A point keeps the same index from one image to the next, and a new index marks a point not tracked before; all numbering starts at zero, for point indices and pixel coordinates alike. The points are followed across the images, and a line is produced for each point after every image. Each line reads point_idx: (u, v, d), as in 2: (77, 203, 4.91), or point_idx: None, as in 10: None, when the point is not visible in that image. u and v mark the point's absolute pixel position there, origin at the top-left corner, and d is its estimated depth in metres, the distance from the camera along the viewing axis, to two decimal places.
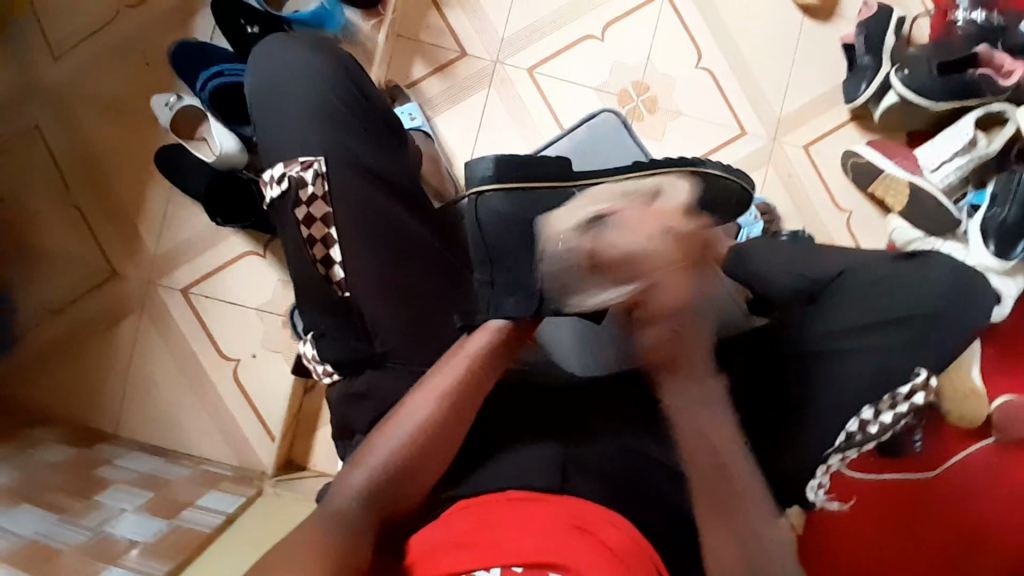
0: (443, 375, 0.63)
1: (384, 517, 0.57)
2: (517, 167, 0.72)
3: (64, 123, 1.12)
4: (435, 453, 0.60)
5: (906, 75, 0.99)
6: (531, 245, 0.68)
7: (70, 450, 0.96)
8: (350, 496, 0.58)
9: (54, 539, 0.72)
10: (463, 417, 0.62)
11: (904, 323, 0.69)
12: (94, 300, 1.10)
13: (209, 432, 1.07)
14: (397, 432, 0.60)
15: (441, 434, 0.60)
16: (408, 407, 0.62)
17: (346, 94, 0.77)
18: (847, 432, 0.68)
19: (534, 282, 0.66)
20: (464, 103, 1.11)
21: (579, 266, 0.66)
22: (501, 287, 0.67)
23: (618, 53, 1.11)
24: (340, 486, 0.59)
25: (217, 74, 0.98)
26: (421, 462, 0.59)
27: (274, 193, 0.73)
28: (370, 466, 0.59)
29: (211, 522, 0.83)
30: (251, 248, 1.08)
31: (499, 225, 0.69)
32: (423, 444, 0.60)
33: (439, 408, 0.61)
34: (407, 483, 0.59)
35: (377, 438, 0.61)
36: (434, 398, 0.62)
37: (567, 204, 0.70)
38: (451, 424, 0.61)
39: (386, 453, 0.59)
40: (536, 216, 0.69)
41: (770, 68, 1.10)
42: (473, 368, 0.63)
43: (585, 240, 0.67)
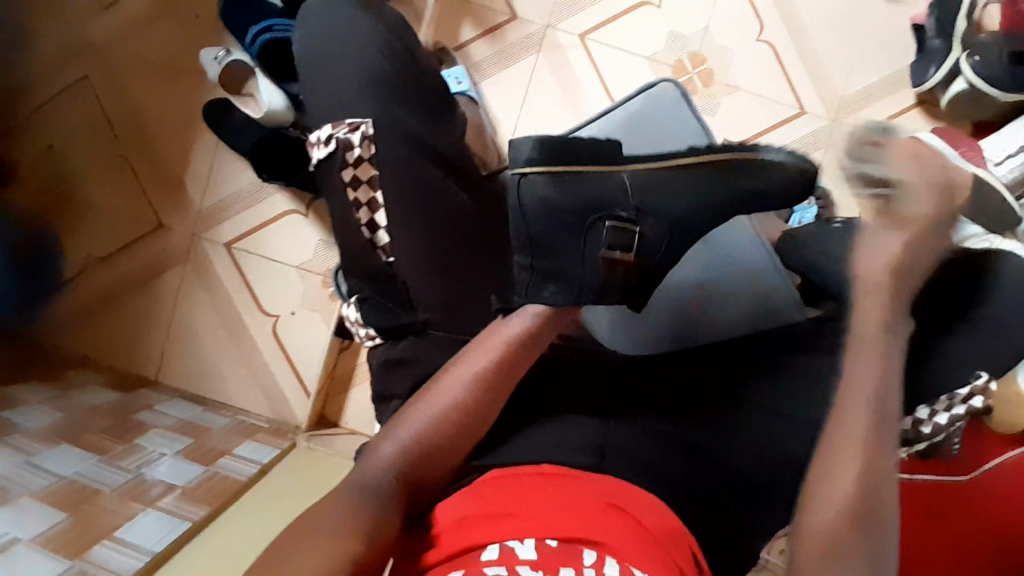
0: (480, 356, 0.63)
1: (415, 487, 0.58)
2: (557, 146, 0.69)
3: (114, 72, 1.13)
4: (466, 432, 0.60)
5: (976, 62, 0.94)
6: (576, 235, 0.68)
7: (114, 394, 0.99)
8: (381, 467, 0.58)
9: (97, 478, 0.75)
10: (492, 405, 0.61)
11: (963, 331, 0.68)
12: (140, 250, 1.12)
13: (246, 386, 1.09)
14: (433, 406, 0.60)
15: (470, 420, 0.60)
16: (444, 383, 0.62)
17: (396, 57, 0.76)
18: (901, 426, 0.72)
19: (576, 272, 0.67)
20: (513, 68, 1.09)
21: (619, 258, 0.67)
22: (542, 275, 0.68)
23: (675, 23, 1.07)
24: (371, 455, 0.59)
25: (267, 29, 0.99)
26: (453, 438, 0.60)
27: (322, 154, 0.72)
28: (402, 438, 0.59)
29: (248, 471, 0.86)
30: (293, 208, 1.09)
31: (544, 213, 0.67)
32: (456, 422, 0.60)
33: (475, 389, 0.61)
34: (438, 460, 0.59)
35: (413, 410, 0.61)
36: (468, 379, 0.61)
37: (613, 191, 0.68)
38: (487, 405, 0.61)
39: (418, 428, 0.60)
40: (582, 203, 0.68)
41: (834, 46, 1.05)
42: (511, 351, 0.63)
43: (624, 232, 0.68)
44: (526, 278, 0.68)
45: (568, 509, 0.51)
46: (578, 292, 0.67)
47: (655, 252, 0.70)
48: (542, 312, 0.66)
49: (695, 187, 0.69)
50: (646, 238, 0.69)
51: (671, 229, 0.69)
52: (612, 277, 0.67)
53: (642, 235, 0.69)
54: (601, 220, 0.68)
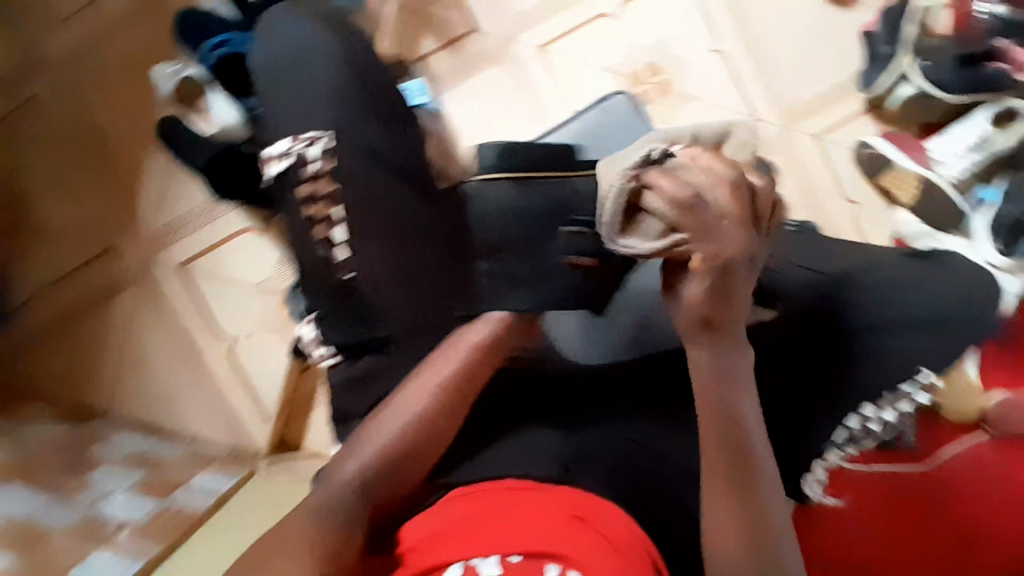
0: (439, 367, 0.61)
1: (380, 502, 0.56)
2: (521, 158, 0.74)
3: (61, 93, 1.09)
4: (431, 443, 0.58)
5: (927, 66, 0.99)
6: (540, 239, 0.69)
7: (63, 427, 0.94)
8: (344, 484, 0.57)
9: (47, 518, 0.71)
10: (454, 417, 0.60)
11: (919, 326, 0.70)
12: (89, 276, 1.07)
13: (203, 413, 1.05)
14: (392, 421, 0.59)
15: (431, 434, 0.58)
16: (404, 396, 0.60)
17: (358, 65, 0.73)
18: (848, 428, 0.67)
19: (539, 277, 0.68)
20: (472, 81, 1.08)
21: (580, 261, 0.68)
22: (507, 279, 0.69)
23: (632, 34, 1.08)
24: (335, 473, 0.58)
25: (223, 43, 0.95)
26: (418, 449, 0.58)
27: (277, 168, 0.70)
28: (366, 453, 0.58)
29: (205, 502, 0.82)
30: (249, 225, 1.06)
31: (506, 217, 0.71)
32: (421, 432, 0.58)
33: (435, 401, 0.59)
34: (399, 479, 0.57)
35: (373, 426, 0.59)
36: (432, 388, 0.60)
37: (573, 196, 0.70)
38: (448, 417, 0.59)
39: (382, 441, 0.58)
40: (545, 208, 0.70)
41: (787, 55, 1.08)
42: (472, 360, 0.62)
43: (584, 236, 0.68)
44: (492, 285, 0.69)
45: (532, 518, 0.50)
46: (541, 299, 0.67)
47: (616, 255, 0.70)
48: (505, 319, 0.65)
49: None
50: (608, 242, 0.68)
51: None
52: (571, 282, 0.68)
53: (605, 239, 0.68)
54: (562, 224, 0.69)
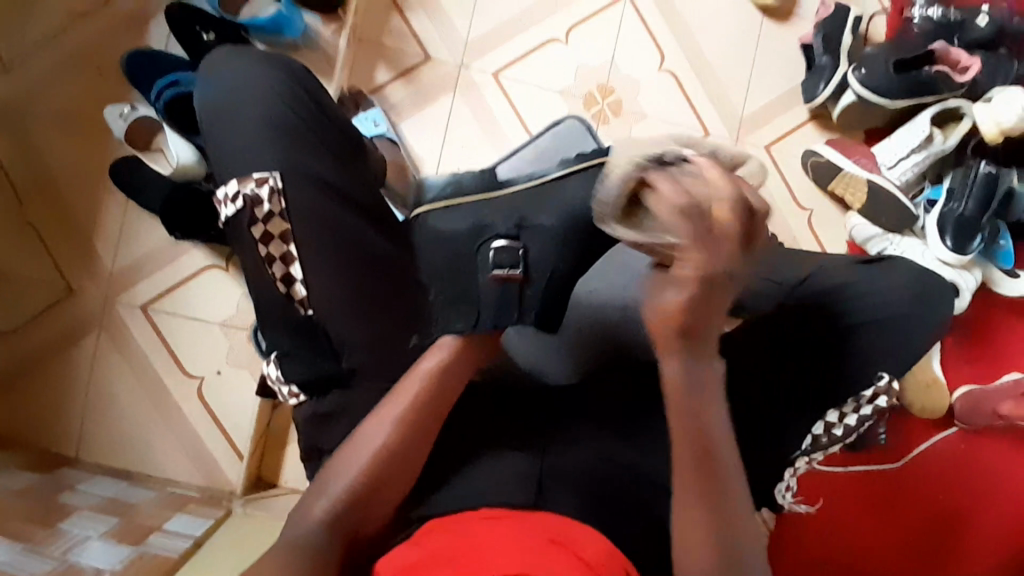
0: (399, 399, 0.62)
1: (348, 541, 0.56)
2: (454, 191, 0.76)
3: (13, 135, 1.08)
4: (398, 476, 0.59)
5: (863, 75, 1.01)
6: (467, 261, 0.69)
7: (31, 477, 0.92)
8: (310, 525, 0.56)
9: (22, 566, 0.70)
10: (414, 448, 0.60)
11: (866, 329, 0.71)
12: (51, 321, 1.06)
13: (175, 453, 1.04)
14: (359, 453, 0.59)
15: (395, 463, 0.59)
16: (367, 429, 0.61)
17: (302, 107, 0.74)
18: (813, 435, 0.69)
19: (471, 296, 0.68)
20: (429, 109, 1.10)
21: (509, 274, 0.67)
22: (444, 303, 0.69)
23: (583, 56, 1.11)
24: (300, 517, 0.57)
25: (171, 84, 0.95)
26: (385, 483, 0.59)
27: (231, 211, 0.70)
28: (331, 493, 0.58)
29: (181, 546, 0.81)
30: (213, 262, 1.06)
31: (434, 246, 0.72)
32: (383, 466, 0.59)
33: (395, 432, 0.60)
34: (368, 510, 0.58)
35: (340, 458, 0.60)
36: (389, 422, 0.60)
37: (494, 213, 0.71)
38: (411, 447, 0.60)
39: (345, 480, 0.58)
40: (470, 228, 0.71)
41: (732, 69, 1.11)
42: (428, 391, 0.62)
43: (511, 249, 0.68)
44: (436, 311, 0.69)
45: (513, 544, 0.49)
46: (477, 315, 0.67)
47: (545, 269, 0.70)
48: (453, 343, 0.66)
49: (582, 189, 0.70)
50: (534, 252, 0.69)
51: (556, 238, 0.70)
52: (505, 296, 0.68)
53: (529, 250, 0.69)
54: (488, 243, 0.69)
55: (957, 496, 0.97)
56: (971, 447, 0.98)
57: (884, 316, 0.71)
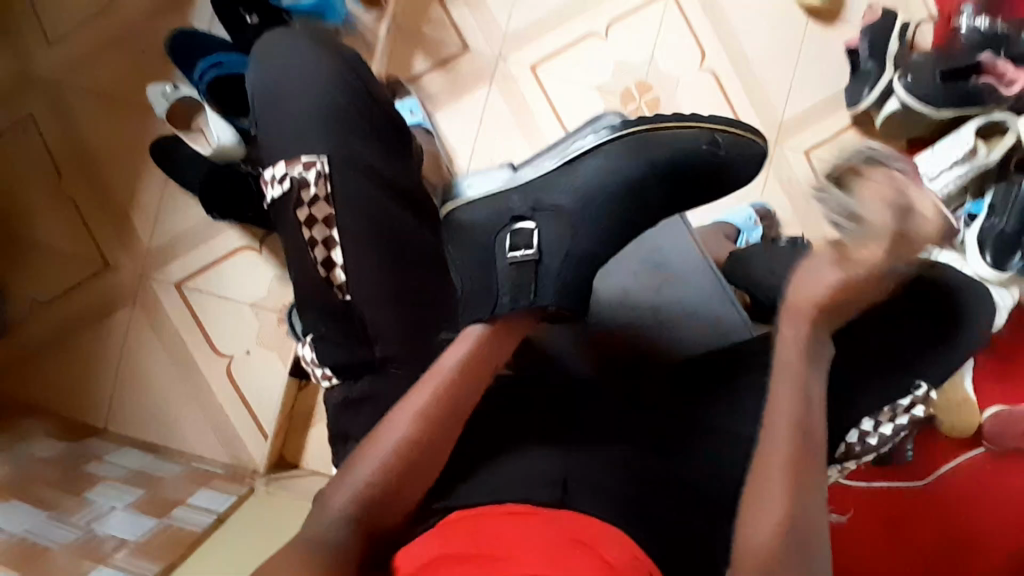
0: (421, 391, 0.61)
1: (369, 534, 0.55)
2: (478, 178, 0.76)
3: (54, 110, 1.09)
4: (419, 469, 0.59)
5: (909, 83, 0.99)
6: (484, 245, 0.69)
7: (59, 445, 0.94)
8: (334, 516, 0.56)
9: (46, 535, 0.72)
10: (438, 439, 0.60)
11: (914, 341, 0.71)
12: (86, 293, 1.08)
13: (200, 429, 1.06)
14: (379, 449, 0.59)
15: (413, 461, 0.58)
16: (389, 420, 0.60)
17: (350, 94, 0.74)
18: (846, 442, 0.68)
19: (491, 283, 0.66)
20: (465, 100, 1.10)
21: (523, 258, 0.67)
22: (468, 293, 0.67)
23: (621, 52, 1.10)
24: (325, 507, 0.57)
25: (215, 65, 0.95)
26: (407, 474, 0.58)
27: (276, 193, 0.70)
28: (354, 484, 0.57)
29: (204, 520, 0.82)
30: (246, 243, 1.07)
31: (461, 233, 0.71)
32: (403, 462, 0.58)
33: (416, 425, 0.59)
34: (392, 501, 0.57)
35: (362, 453, 0.60)
36: (410, 416, 0.60)
37: (512, 197, 0.72)
38: (433, 440, 0.59)
39: (368, 470, 0.58)
40: (492, 212, 0.71)
41: (774, 71, 1.10)
42: (452, 381, 0.62)
43: (525, 233, 0.69)
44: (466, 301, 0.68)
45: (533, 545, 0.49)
46: (495, 298, 0.65)
47: (557, 251, 0.68)
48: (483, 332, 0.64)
49: (597, 171, 0.72)
50: (546, 232, 0.70)
51: (571, 218, 0.71)
52: (523, 278, 0.66)
53: (542, 229, 0.70)
54: (506, 228, 0.70)
55: (978, 519, 0.95)
56: (999, 472, 0.95)
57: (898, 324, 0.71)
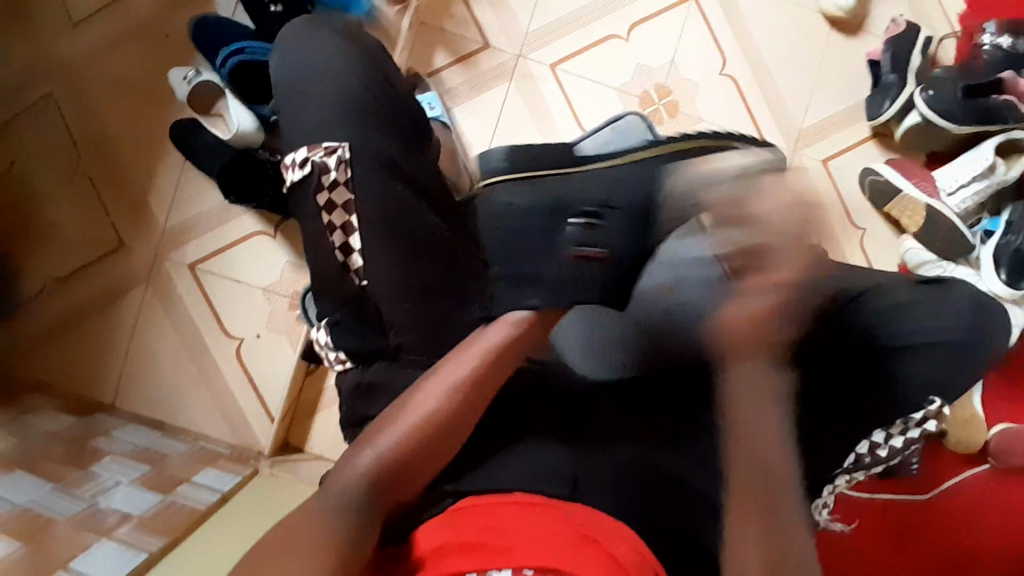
0: (457, 367, 0.62)
1: (387, 497, 0.58)
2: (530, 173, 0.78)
3: (78, 90, 1.11)
4: (439, 449, 0.60)
5: (930, 96, 0.99)
6: (543, 236, 0.69)
7: (68, 420, 0.95)
8: (355, 478, 0.57)
9: (50, 507, 0.72)
10: (466, 419, 0.61)
11: (932, 348, 0.69)
12: (103, 271, 1.09)
13: (209, 410, 1.07)
14: (404, 424, 0.59)
15: (438, 439, 0.60)
16: (420, 395, 0.61)
17: (376, 83, 0.75)
18: (856, 453, 0.67)
19: (549, 273, 0.66)
20: (484, 95, 1.10)
21: (590, 253, 0.66)
22: (519, 279, 0.67)
23: (642, 54, 1.10)
24: (342, 475, 0.58)
25: (237, 51, 0.96)
26: (432, 447, 0.59)
27: (297, 177, 0.71)
28: (378, 449, 0.58)
29: (208, 499, 0.83)
30: (262, 229, 1.08)
31: (513, 217, 0.72)
32: (426, 439, 0.59)
33: (448, 402, 0.60)
34: (408, 477, 0.59)
35: (384, 425, 0.60)
36: (442, 391, 0.61)
37: (575, 194, 0.72)
38: (462, 419, 0.61)
39: (390, 443, 0.59)
40: (550, 206, 0.71)
41: (794, 80, 1.10)
42: (489, 362, 0.62)
43: (592, 228, 0.68)
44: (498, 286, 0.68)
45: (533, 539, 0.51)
46: (556, 290, 0.65)
47: (623, 251, 0.68)
48: (522, 318, 0.65)
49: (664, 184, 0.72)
50: (614, 232, 0.68)
51: (636, 221, 0.70)
52: (587, 273, 0.66)
53: (610, 229, 0.68)
54: (568, 219, 0.69)
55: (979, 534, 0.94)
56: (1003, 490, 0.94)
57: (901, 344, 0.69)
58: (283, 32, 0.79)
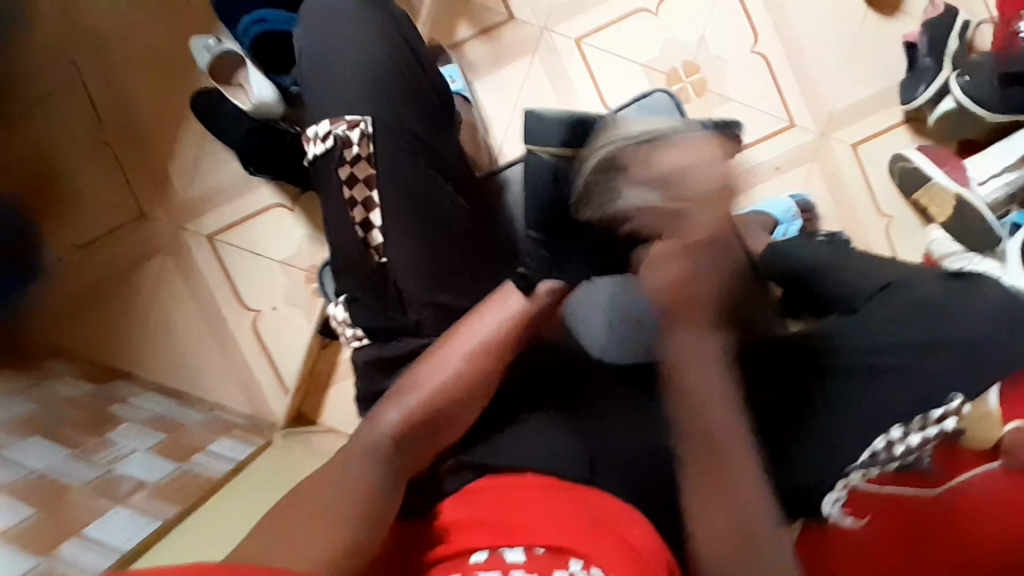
0: (480, 329, 0.65)
1: (411, 454, 0.59)
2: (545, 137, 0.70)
3: (95, 54, 1.10)
4: (459, 410, 0.62)
5: (966, 82, 0.95)
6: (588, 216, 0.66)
7: (85, 386, 0.96)
8: (382, 432, 0.59)
9: (67, 472, 0.73)
10: (488, 381, 0.64)
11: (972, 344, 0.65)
12: (120, 240, 1.09)
13: (224, 380, 1.07)
14: (428, 383, 0.62)
15: (460, 398, 0.62)
16: (443, 353, 0.64)
17: (403, 57, 0.73)
18: (873, 449, 0.64)
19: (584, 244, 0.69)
20: (506, 69, 1.08)
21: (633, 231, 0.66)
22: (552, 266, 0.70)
23: (670, 30, 1.07)
24: (368, 429, 0.60)
25: (258, 20, 0.95)
26: (455, 406, 0.62)
27: (319, 150, 0.70)
28: (403, 406, 0.61)
29: (222, 469, 0.84)
30: (280, 202, 1.07)
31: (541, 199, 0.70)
32: (448, 397, 0.62)
33: (472, 362, 0.63)
34: (429, 436, 0.61)
35: (408, 384, 0.62)
36: (464, 353, 0.64)
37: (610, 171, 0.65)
38: (482, 379, 0.63)
39: (413, 401, 0.61)
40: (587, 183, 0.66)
41: (827, 61, 1.06)
42: (512, 325, 0.66)
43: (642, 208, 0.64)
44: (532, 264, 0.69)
45: (545, 519, 0.53)
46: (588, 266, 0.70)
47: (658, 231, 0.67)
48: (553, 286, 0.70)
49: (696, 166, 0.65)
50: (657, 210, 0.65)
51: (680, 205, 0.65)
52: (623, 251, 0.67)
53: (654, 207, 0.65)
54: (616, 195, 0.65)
55: None
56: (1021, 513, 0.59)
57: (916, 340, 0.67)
58: (306, 3, 0.77)
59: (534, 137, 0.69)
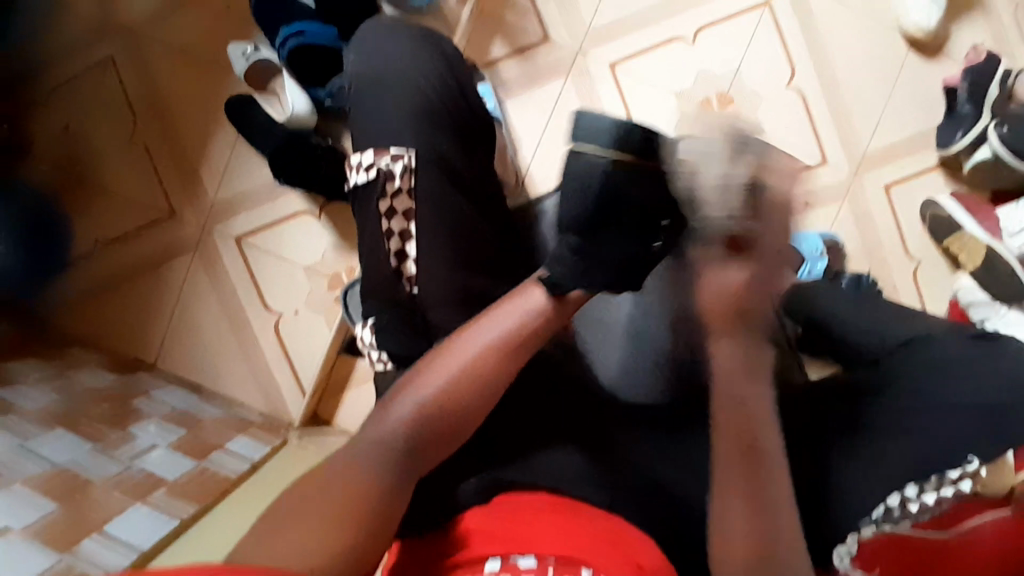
0: (488, 331, 0.61)
1: (419, 459, 0.56)
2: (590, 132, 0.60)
3: (139, 52, 1.12)
4: (459, 420, 0.59)
5: (1005, 133, 0.93)
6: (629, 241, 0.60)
7: (111, 378, 0.99)
8: (381, 435, 0.56)
9: (90, 467, 0.76)
10: (493, 391, 0.60)
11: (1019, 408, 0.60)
12: (153, 236, 1.12)
13: (244, 379, 1.10)
14: (429, 385, 0.59)
15: (463, 407, 0.59)
16: (447, 355, 0.60)
17: (448, 92, 0.73)
18: (886, 505, 0.60)
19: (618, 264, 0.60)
20: (539, 89, 1.08)
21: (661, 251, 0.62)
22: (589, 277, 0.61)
23: (706, 60, 1.06)
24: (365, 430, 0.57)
25: (297, 33, 0.97)
26: (457, 417, 0.59)
27: (360, 180, 0.70)
28: (402, 407, 0.58)
29: (237, 469, 0.86)
30: (307, 209, 1.09)
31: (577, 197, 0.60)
32: (450, 402, 0.58)
33: (475, 366, 0.60)
34: (425, 450, 0.57)
35: (411, 385, 0.59)
36: (466, 357, 0.60)
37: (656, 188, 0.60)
38: (485, 388, 0.60)
39: (411, 403, 0.58)
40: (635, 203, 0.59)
41: (864, 101, 1.05)
42: (522, 332, 0.61)
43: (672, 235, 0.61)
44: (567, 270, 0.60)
45: (555, 530, 0.53)
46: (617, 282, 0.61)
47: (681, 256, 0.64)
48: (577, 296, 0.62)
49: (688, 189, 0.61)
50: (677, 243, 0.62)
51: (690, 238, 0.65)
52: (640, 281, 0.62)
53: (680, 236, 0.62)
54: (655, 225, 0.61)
55: None
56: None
57: (953, 403, 0.62)
58: (361, 32, 0.77)
59: (584, 134, 0.60)
